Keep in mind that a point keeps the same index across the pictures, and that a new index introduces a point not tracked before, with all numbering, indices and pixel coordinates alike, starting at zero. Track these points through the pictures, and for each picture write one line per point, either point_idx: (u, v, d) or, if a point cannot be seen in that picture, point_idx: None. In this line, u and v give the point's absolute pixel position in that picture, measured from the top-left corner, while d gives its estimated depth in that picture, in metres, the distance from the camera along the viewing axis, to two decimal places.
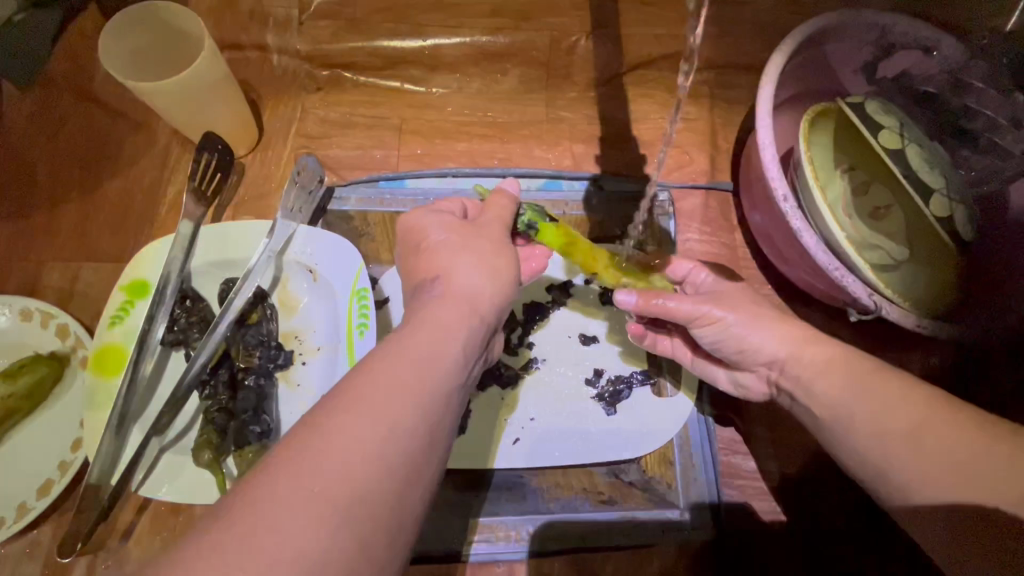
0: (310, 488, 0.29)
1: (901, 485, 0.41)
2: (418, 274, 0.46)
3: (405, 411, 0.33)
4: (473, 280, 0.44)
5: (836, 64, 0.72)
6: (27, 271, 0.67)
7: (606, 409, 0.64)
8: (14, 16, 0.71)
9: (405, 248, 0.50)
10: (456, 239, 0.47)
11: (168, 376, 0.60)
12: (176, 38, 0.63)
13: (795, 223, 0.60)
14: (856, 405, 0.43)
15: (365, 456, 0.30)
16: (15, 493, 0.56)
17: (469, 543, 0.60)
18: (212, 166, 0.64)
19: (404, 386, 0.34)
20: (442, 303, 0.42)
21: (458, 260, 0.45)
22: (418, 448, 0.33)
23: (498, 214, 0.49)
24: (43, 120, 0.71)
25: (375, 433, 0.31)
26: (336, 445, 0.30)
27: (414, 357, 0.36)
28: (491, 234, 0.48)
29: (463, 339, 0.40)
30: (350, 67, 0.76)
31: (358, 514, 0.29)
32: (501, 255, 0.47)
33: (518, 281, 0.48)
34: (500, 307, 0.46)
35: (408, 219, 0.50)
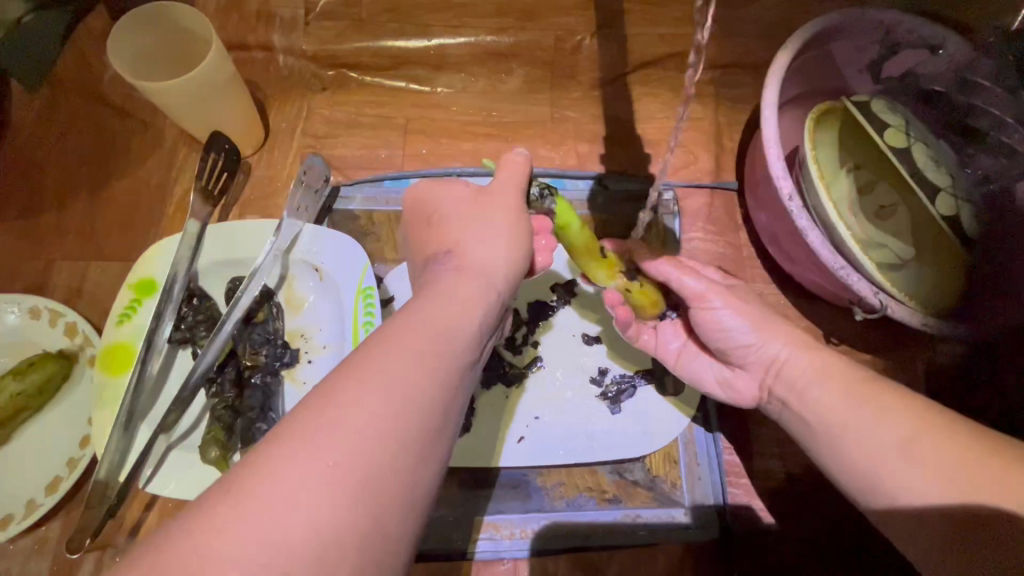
0: (324, 462, 0.29)
1: (886, 492, 0.41)
2: (432, 245, 0.48)
3: (420, 387, 0.33)
4: (486, 256, 0.45)
5: (842, 63, 0.71)
6: (36, 270, 0.67)
7: (610, 408, 0.64)
8: (25, 17, 0.71)
9: (416, 222, 0.52)
10: (467, 210, 0.48)
11: (176, 374, 0.60)
12: (183, 38, 0.64)
13: (800, 222, 0.59)
14: (848, 411, 0.44)
15: (380, 430, 0.31)
16: (23, 489, 0.56)
17: (473, 541, 0.60)
18: (219, 166, 0.65)
19: (419, 361, 0.34)
20: (456, 279, 0.43)
21: (470, 233, 0.46)
22: (432, 424, 0.33)
23: (506, 177, 0.49)
24: (53, 120, 0.72)
25: (390, 408, 0.31)
26: (352, 419, 0.30)
27: (427, 332, 0.37)
28: (501, 201, 0.48)
29: (476, 316, 0.40)
30: (356, 67, 0.77)
31: (373, 487, 0.29)
32: (514, 223, 0.47)
33: (531, 253, 0.48)
34: (512, 282, 0.46)
35: (420, 191, 0.52)
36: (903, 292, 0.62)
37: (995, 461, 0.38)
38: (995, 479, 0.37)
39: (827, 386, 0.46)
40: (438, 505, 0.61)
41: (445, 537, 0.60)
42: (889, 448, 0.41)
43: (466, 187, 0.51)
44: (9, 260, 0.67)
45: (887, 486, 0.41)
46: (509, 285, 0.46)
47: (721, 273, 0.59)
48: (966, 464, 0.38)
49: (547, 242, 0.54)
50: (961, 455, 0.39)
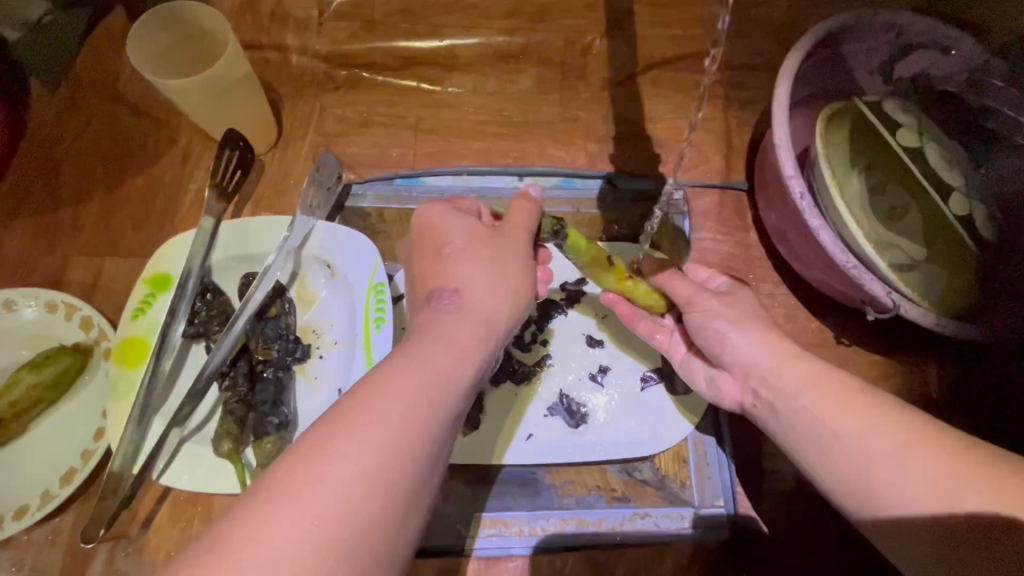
0: (312, 519, 0.31)
1: (877, 501, 0.41)
2: (436, 276, 0.48)
3: (411, 438, 0.35)
4: (486, 301, 0.47)
5: (852, 65, 0.71)
6: (53, 264, 0.68)
7: (552, 408, 0.65)
8: (45, 17, 0.74)
9: (422, 246, 0.51)
10: (481, 248, 0.49)
11: (189, 369, 0.61)
12: (200, 37, 0.65)
13: (811, 220, 0.59)
14: (837, 418, 0.44)
15: (370, 485, 0.33)
16: (39, 480, 0.57)
17: (483, 538, 0.60)
18: (234, 163, 0.65)
19: (415, 411, 0.36)
20: (457, 322, 0.45)
21: (475, 273, 0.48)
22: (421, 474, 0.36)
23: (520, 220, 0.51)
24: (70, 118, 0.73)
25: (381, 461, 0.34)
26: (341, 472, 0.32)
27: (423, 377, 0.39)
28: (513, 245, 0.50)
29: (473, 359, 0.43)
30: (368, 67, 0.77)
31: (359, 543, 0.32)
32: (521, 271, 0.49)
33: (532, 297, 0.51)
34: (511, 322, 0.49)
35: (429, 218, 0.51)
36: (917, 293, 0.62)
37: (989, 472, 0.38)
38: (996, 487, 0.37)
39: (819, 394, 0.46)
40: (445, 501, 0.61)
41: (454, 533, 0.60)
42: (880, 461, 0.41)
43: (478, 222, 0.51)
44: (26, 254, 0.68)
45: (881, 498, 0.41)
46: (506, 327, 0.48)
47: (731, 279, 0.58)
48: (961, 478, 0.38)
49: (545, 274, 0.59)
50: (954, 467, 0.38)
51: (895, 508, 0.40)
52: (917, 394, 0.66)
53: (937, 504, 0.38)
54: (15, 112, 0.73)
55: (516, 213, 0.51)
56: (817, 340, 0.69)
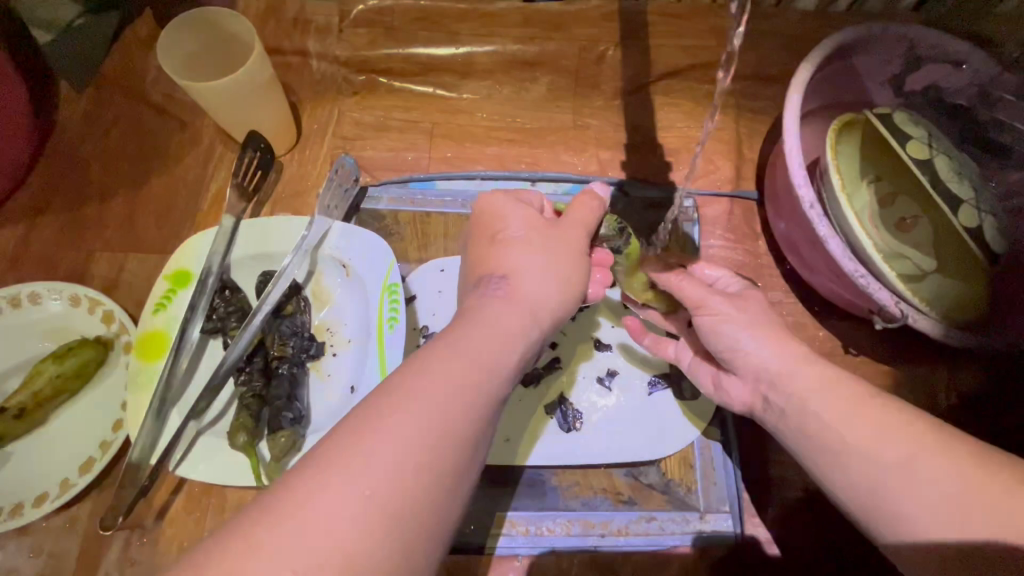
0: (362, 489, 0.32)
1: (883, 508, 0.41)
2: (486, 263, 0.50)
3: (456, 420, 0.36)
4: (538, 291, 0.48)
5: (863, 75, 0.72)
6: (78, 259, 0.70)
7: (548, 410, 0.65)
8: (76, 20, 0.77)
9: (478, 233, 0.54)
10: (535, 238, 0.51)
11: (207, 364, 0.62)
12: (228, 41, 0.66)
13: (821, 230, 0.60)
14: (847, 417, 0.44)
15: (417, 460, 0.34)
16: (60, 468, 0.59)
17: (490, 536, 0.61)
18: (255, 163, 0.67)
19: (462, 391, 0.38)
20: (506, 308, 0.46)
21: (529, 264, 0.49)
22: (466, 457, 0.36)
23: (583, 216, 0.53)
24: (98, 119, 0.76)
25: (428, 440, 0.35)
26: (391, 446, 0.34)
27: (471, 362, 0.40)
28: (568, 238, 0.51)
29: (520, 347, 0.44)
30: (386, 73, 0.79)
31: (406, 519, 0.32)
32: (575, 265, 0.50)
33: (583, 295, 0.51)
34: (562, 314, 0.49)
35: (489, 206, 0.54)
36: (925, 303, 0.62)
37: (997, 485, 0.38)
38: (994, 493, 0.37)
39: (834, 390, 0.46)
40: None
41: (460, 530, 0.61)
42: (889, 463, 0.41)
43: (538, 214, 0.53)
44: (52, 248, 0.70)
45: (894, 504, 0.41)
46: (558, 318, 0.49)
47: (743, 282, 0.59)
48: (968, 488, 0.38)
49: (602, 278, 0.56)
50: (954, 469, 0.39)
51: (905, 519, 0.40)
52: (926, 405, 0.66)
53: (947, 514, 0.39)
54: (44, 111, 0.75)
55: (579, 209, 0.54)
56: (825, 350, 0.69)
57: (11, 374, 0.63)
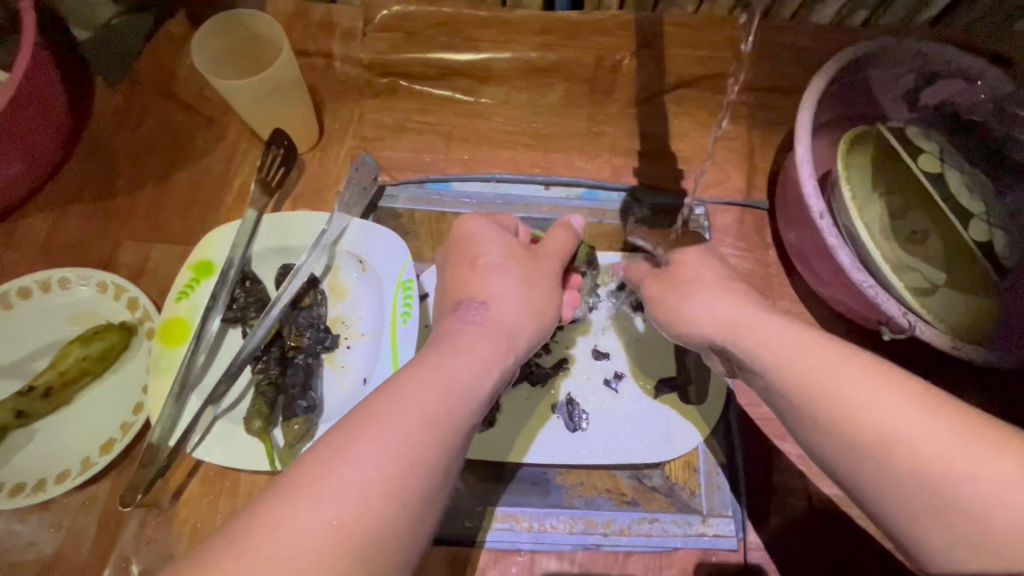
0: (328, 520, 0.33)
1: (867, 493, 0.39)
2: (465, 287, 0.53)
3: (425, 447, 0.38)
4: (516, 318, 0.51)
5: (877, 89, 0.73)
6: (106, 247, 0.73)
7: (555, 409, 0.67)
8: (114, 19, 0.80)
9: (458, 257, 0.56)
10: (514, 266, 0.54)
11: (227, 351, 0.64)
12: (257, 42, 0.68)
13: (830, 239, 0.60)
14: (822, 390, 0.42)
15: (385, 489, 0.35)
16: (83, 446, 0.62)
17: (495, 530, 0.62)
18: (278, 159, 0.69)
19: (434, 419, 0.39)
20: (484, 332, 0.48)
21: (507, 290, 0.52)
22: (434, 486, 0.38)
23: (558, 246, 0.58)
24: (129, 113, 0.79)
25: (399, 468, 0.36)
26: (359, 475, 0.35)
27: (445, 387, 0.42)
28: (546, 267, 0.56)
29: (497, 373, 0.46)
30: (407, 76, 0.81)
31: (371, 547, 0.34)
32: (549, 296, 0.54)
33: (556, 321, 0.55)
34: (535, 341, 0.53)
35: (469, 230, 0.57)
36: (935, 317, 0.62)
37: (992, 465, 0.34)
38: None
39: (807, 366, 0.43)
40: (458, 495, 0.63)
41: (465, 523, 0.62)
42: (870, 450, 0.39)
43: (515, 241, 0.57)
44: (82, 236, 0.73)
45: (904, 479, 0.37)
46: (531, 342, 0.52)
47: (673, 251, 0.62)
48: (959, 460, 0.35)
49: (572, 297, 0.62)
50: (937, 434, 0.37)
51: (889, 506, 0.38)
52: None
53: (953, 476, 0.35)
54: (80, 104, 0.78)
55: (557, 240, 0.59)
56: None
57: (41, 355, 0.66)
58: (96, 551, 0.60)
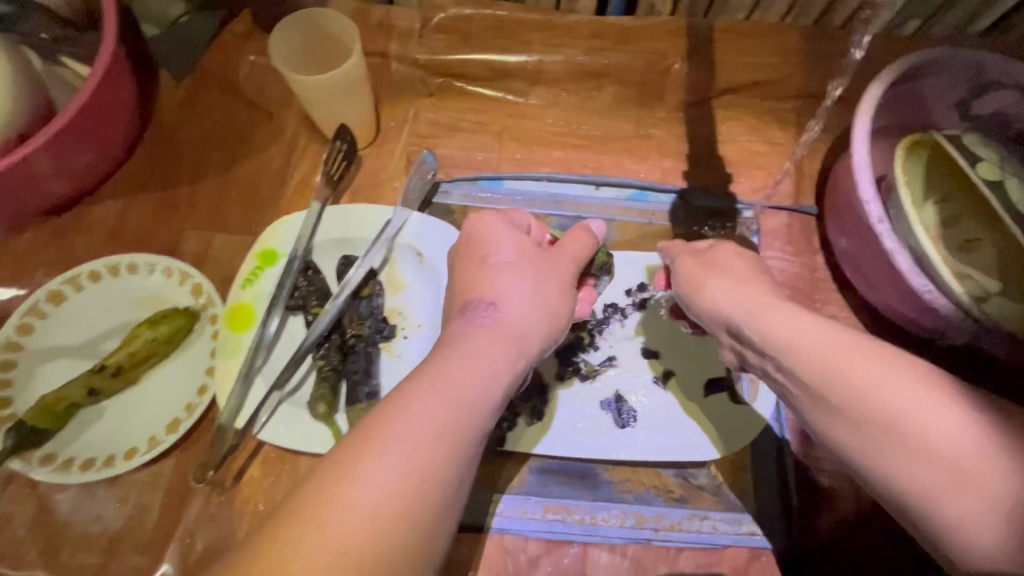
0: (332, 548, 0.36)
1: (877, 470, 0.40)
2: (474, 285, 0.54)
3: (430, 465, 0.40)
4: (524, 321, 0.52)
5: (928, 99, 0.74)
6: (170, 235, 0.76)
7: (604, 406, 0.67)
8: (181, 18, 0.83)
9: (468, 254, 0.57)
10: (525, 266, 0.55)
11: (290, 337, 0.66)
12: (328, 41, 0.71)
13: (888, 243, 0.61)
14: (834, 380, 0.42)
15: (388, 511, 0.38)
16: (150, 425, 0.64)
17: (547, 522, 0.63)
18: (341, 154, 0.71)
19: (441, 433, 0.41)
20: (494, 336, 0.50)
21: (515, 291, 0.53)
22: (442, 499, 0.40)
23: (575, 249, 0.59)
24: (193, 107, 0.82)
25: (403, 487, 0.39)
26: (361, 499, 0.38)
27: (451, 398, 0.43)
28: (560, 268, 0.57)
29: (506, 379, 0.48)
30: (460, 77, 0.83)
31: (378, 564, 0.37)
32: (560, 296, 0.55)
33: (568, 323, 0.57)
34: (548, 342, 0.54)
35: (481, 228, 0.58)
36: (998, 324, 0.61)
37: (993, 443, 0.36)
38: None
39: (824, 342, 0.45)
40: (511, 486, 0.64)
41: (518, 513, 0.63)
42: (876, 426, 0.40)
43: (529, 241, 0.58)
44: (148, 224, 0.76)
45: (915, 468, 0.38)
46: (542, 347, 0.53)
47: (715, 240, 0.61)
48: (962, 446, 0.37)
49: (587, 295, 0.63)
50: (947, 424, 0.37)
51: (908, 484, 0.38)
52: None
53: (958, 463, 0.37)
54: (145, 97, 0.81)
55: (574, 244, 0.60)
56: None
57: (109, 336, 0.69)
58: (161, 525, 0.62)
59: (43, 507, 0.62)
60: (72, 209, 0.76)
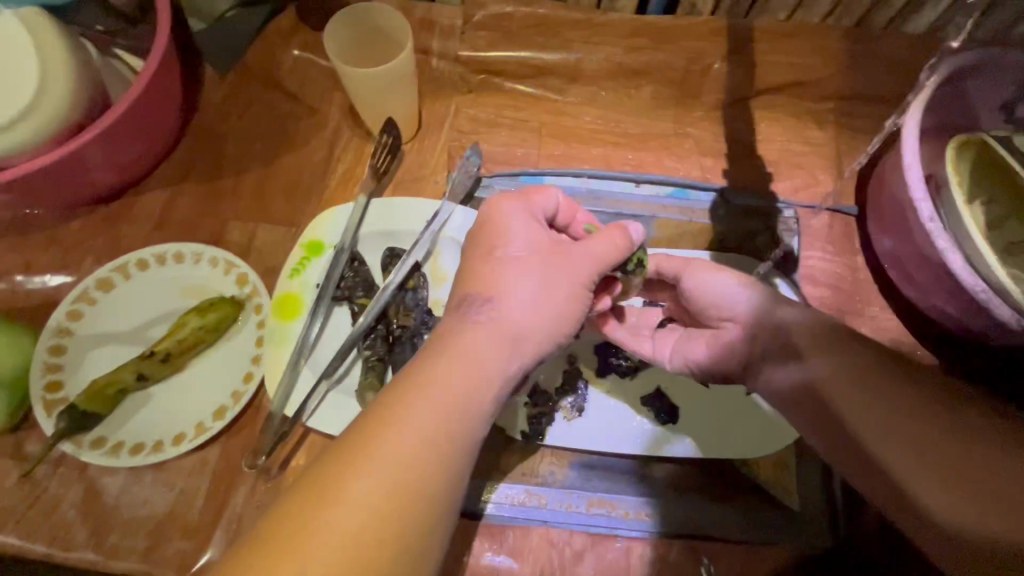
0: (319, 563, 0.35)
1: (890, 472, 0.45)
2: (478, 279, 0.51)
3: (418, 478, 0.40)
4: (524, 323, 0.49)
5: (974, 100, 0.73)
6: (215, 226, 0.77)
7: (645, 402, 0.67)
8: (228, 12, 0.83)
9: (476, 244, 0.53)
10: (534, 263, 0.51)
11: (336, 327, 0.67)
12: (377, 36, 0.72)
13: (941, 243, 0.61)
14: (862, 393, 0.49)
15: (374, 527, 0.37)
16: (197, 411, 0.65)
17: (591, 517, 0.62)
18: (387, 148, 0.73)
19: (432, 443, 0.41)
20: (490, 337, 0.47)
21: (518, 290, 0.49)
22: (433, 512, 0.40)
23: (602, 248, 0.53)
24: (236, 101, 0.83)
25: (393, 500, 0.38)
26: (347, 516, 0.37)
27: (444, 406, 0.42)
28: (576, 269, 0.51)
29: (496, 386, 0.46)
30: (500, 74, 0.83)
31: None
32: (570, 298, 0.51)
33: (576, 326, 0.52)
34: (548, 344, 0.51)
35: (494, 219, 0.53)
36: None
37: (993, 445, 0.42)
38: None
39: (847, 360, 0.51)
40: (554, 480, 0.64)
41: (562, 507, 0.63)
42: (896, 431, 0.45)
43: (544, 234, 0.53)
44: (193, 214, 0.77)
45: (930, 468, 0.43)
46: (541, 350, 0.50)
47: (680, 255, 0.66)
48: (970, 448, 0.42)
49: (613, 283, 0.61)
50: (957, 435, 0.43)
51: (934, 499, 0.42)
52: None
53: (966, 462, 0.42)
54: (190, 90, 0.83)
55: (600, 242, 0.53)
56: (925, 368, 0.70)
57: (156, 324, 0.70)
58: (208, 511, 0.62)
59: (91, 491, 0.63)
60: (118, 199, 0.77)
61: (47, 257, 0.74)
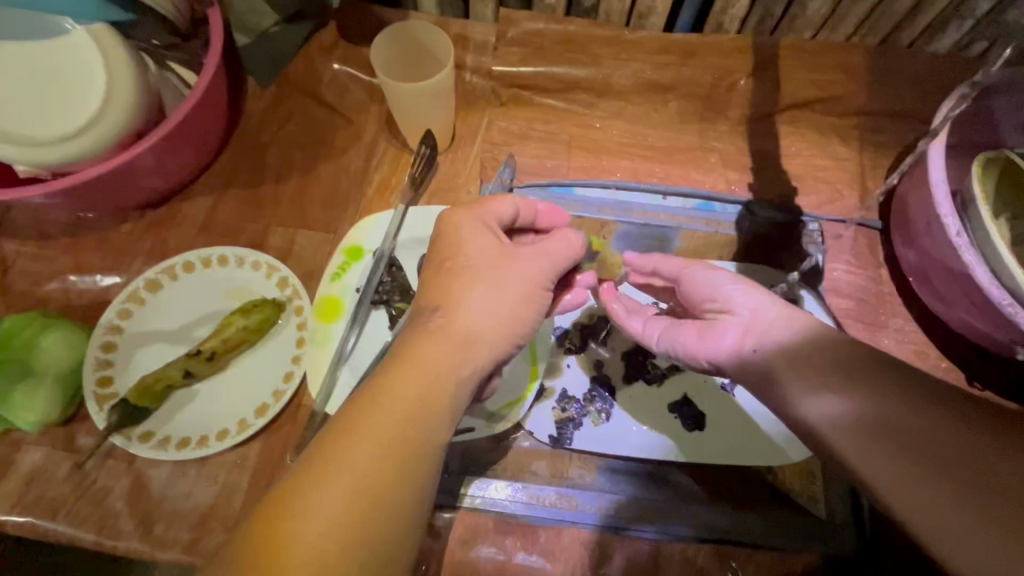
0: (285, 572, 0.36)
1: (880, 490, 0.43)
2: (432, 289, 0.51)
3: (381, 485, 0.40)
4: (479, 328, 0.49)
5: (998, 117, 0.74)
6: (256, 231, 0.80)
7: (671, 408, 0.69)
8: (272, 28, 0.85)
9: (432, 255, 0.54)
10: (485, 270, 0.51)
11: (374, 330, 0.69)
12: (418, 51, 0.76)
13: (966, 257, 0.63)
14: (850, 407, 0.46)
15: (338, 536, 0.38)
16: (240, 408, 0.68)
17: (619, 520, 0.64)
18: (425, 158, 0.77)
19: (389, 451, 0.41)
20: (445, 345, 0.47)
21: (468, 297, 0.49)
22: (400, 517, 0.40)
23: (553, 249, 0.54)
24: (278, 112, 0.87)
25: (357, 508, 0.39)
26: (311, 527, 0.38)
27: (401, 413, 0.42)
28: (525, 273, 0.52)
29: (451, 390, 0.45)
30: (531, 88, 0.86)
31: None
32: (522, 302, 0.51)
33: (531, 329, 0.53)
34: (506, 347, 0.51)
35: (448, 229, 0.53)
36: None
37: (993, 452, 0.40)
38: None
39: (827, 369, 0.49)
40: (583, 483, 0.66)
41: (591, 509, 0.64)
42: (889, 445, 0.43)
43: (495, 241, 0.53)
44: (236, 219, 0.80)
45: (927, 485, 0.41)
46: (497, 353, 0.50)
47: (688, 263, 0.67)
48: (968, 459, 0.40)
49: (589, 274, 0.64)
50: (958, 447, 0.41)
51: (938, 537, 0.39)
52: None
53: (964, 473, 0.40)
54: (234, 101, 0.86)
55: (549, 247, 0.54)
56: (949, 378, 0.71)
57: (200, 324, 0.73)
58: (249, 504, 0.65)
59: (138, 484, 0.65)
60: (164, 205, 0.81)
61: (99, 259, 0.78)
